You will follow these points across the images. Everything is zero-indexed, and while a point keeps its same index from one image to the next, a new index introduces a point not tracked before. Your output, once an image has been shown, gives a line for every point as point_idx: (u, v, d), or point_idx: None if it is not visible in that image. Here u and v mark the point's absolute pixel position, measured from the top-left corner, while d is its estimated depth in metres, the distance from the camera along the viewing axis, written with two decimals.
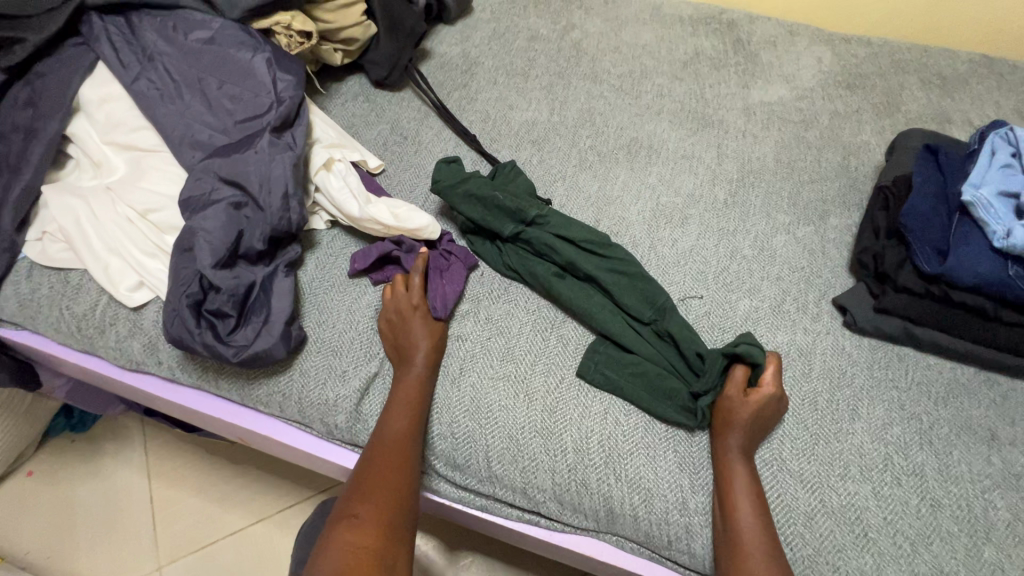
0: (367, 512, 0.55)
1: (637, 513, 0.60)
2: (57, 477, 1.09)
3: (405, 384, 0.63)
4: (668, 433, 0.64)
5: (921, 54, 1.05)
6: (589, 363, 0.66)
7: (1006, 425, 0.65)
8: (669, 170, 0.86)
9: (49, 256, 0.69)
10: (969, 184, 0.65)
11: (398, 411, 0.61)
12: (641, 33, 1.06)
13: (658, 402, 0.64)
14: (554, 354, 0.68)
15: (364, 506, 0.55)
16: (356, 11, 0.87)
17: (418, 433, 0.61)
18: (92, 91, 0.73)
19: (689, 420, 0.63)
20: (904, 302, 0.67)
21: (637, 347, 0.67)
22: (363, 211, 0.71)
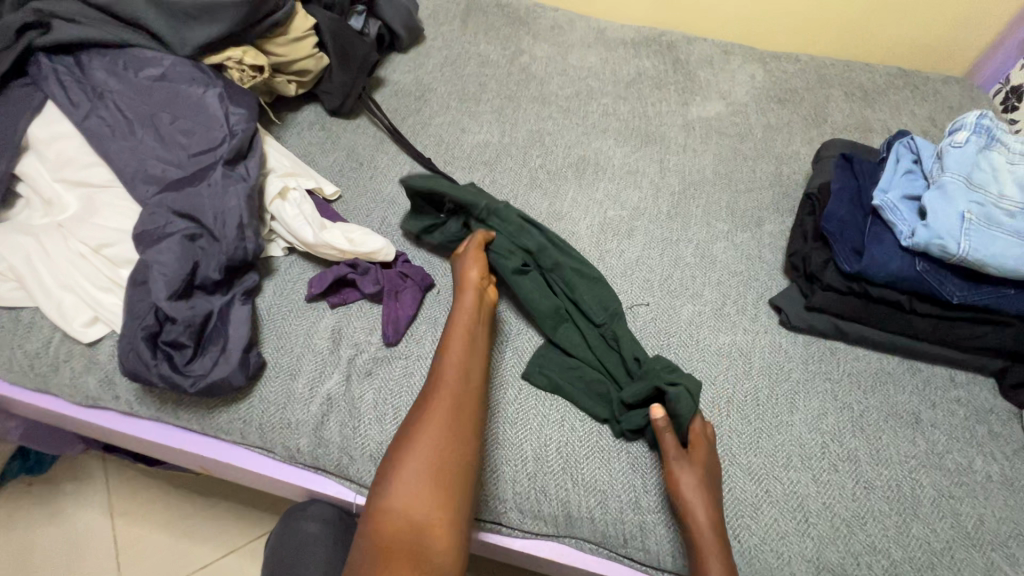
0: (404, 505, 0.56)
1: (594, 516, 0.63)
2: (13, 523, 1.06)
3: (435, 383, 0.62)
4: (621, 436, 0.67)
5: (844, 69, 1.14)
6: (534, 364, 0.70)
7: (927, 408, 0.71)
8: (616, 185, 0.91)
9: (0, 296, 0.69)
10: (879, 190, 0.72)
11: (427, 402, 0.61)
12: (587, 56, 1.12)
13: (586, 398, 0.68)
14: (513, 367, 0.71)
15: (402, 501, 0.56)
16: (308, 44, 0.90)
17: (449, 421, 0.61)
18: (42, 130, 0.74)
19: (604, 412, 0.67)
20: (831, 299, 0.72)
21: (579, 348, 0.71)
22: (317, 236, 0.73)
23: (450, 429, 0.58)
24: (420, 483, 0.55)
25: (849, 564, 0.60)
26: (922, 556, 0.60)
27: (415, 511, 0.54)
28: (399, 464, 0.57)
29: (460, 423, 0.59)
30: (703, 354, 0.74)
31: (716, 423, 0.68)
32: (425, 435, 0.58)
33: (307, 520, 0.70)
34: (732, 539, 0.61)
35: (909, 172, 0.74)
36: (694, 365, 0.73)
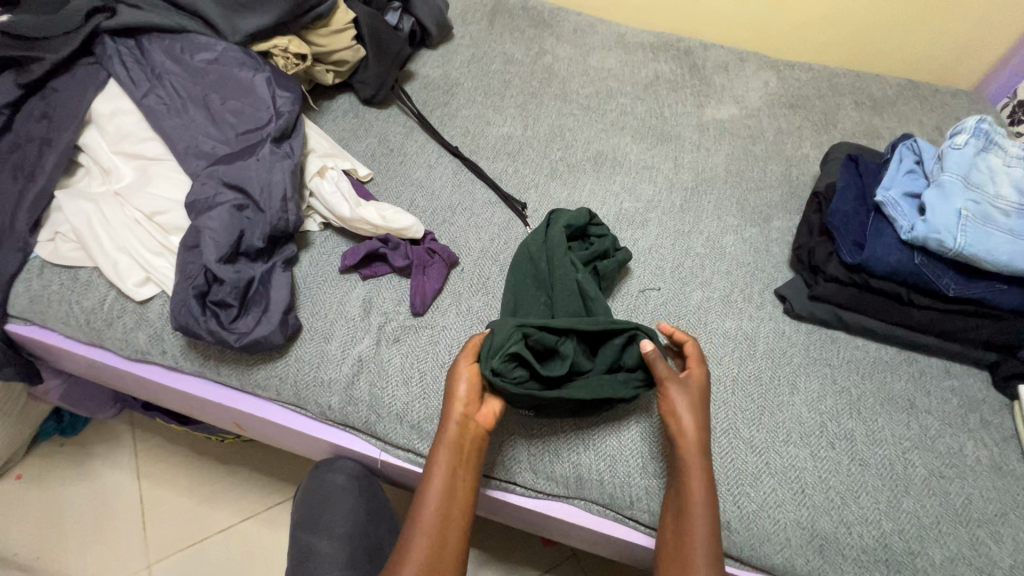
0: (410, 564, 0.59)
1: (614, 480, 0.67)
2: (45, 480, 1.11)
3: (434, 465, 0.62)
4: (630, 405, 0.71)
5: (855, 79, 1.18)
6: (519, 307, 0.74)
7: (923, 395, 0.75)
8: (632, 178, 0.96)
9: (61, 255, 0.75)
10: (881, 187, 0.76)
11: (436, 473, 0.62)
12: (607, 58, 1.17)
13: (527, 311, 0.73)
14: None
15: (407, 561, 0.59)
16: (347, 36, 0.96)
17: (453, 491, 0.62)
18: (103, 105, 0.80)
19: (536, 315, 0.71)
20: (833, 290, 0.77)
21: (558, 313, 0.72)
22: (353, 212, 0.78)
23: (452, 474, 0.62)
24: (438, 523, 0.61)
25: (841, 532, 0.64)
26: (911, 529, 0.64)
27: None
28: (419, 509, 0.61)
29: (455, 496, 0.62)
30: (710, 336, 0.79)
31: (719, 399, 0.73)
32: (435, 480, 0.62)
33: (333, 474, 0.76)
34: (733, 505, 0.65)
35: (911, 172, 0.78)
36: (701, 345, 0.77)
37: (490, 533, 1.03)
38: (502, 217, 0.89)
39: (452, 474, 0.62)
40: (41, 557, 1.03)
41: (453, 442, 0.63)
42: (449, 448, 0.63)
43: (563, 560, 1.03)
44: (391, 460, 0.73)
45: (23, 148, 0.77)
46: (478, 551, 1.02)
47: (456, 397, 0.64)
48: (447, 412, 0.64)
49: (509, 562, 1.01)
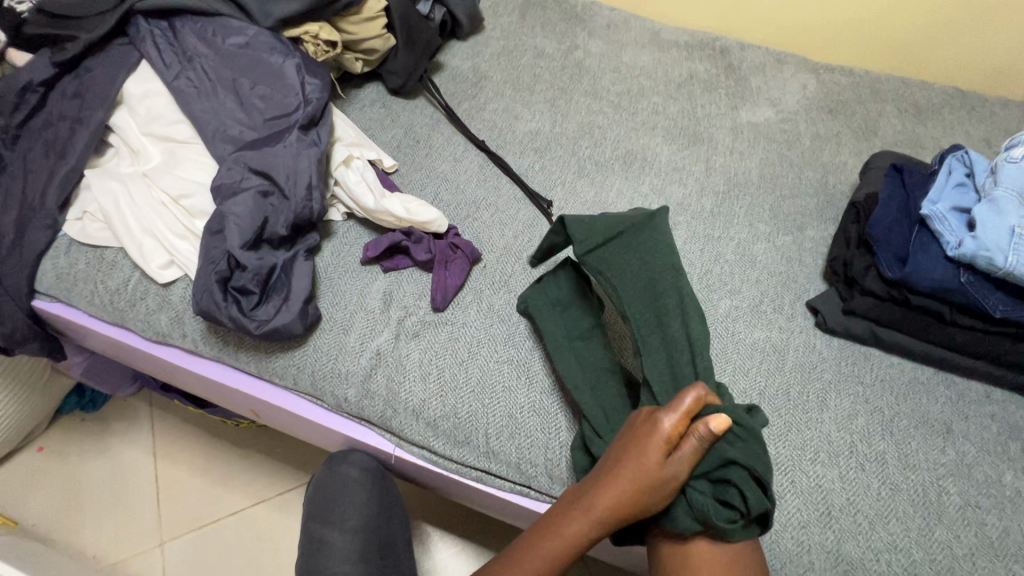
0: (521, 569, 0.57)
1: None
2: (66, 453, 1.13)
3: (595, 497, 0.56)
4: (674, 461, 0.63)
5: (900, 85, 1.13)
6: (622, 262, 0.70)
7: (960, 420, 0.71)
8: (661, 180, 0.94)
9: (89, 234, 0.76)
10: (929, 200, 0.73)
11: (586, 507, 0.57)
12: (640, 55, 1.14)
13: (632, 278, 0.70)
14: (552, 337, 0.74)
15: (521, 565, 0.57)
16: (378, 25, 0.95)
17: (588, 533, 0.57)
18: (135, 86, 0.80)
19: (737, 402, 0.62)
20: (870, 305, 0.74)
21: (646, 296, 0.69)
22: (378, 203, 0.77)
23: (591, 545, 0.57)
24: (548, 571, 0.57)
25: (868, 559, 0.61)
26: (942, 560, 0.61)
27: None
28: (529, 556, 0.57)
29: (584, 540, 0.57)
30: (738, 347, 0.76)
31: None
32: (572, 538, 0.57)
33: (346, 466, 0.76)
34: None
35: (960, 185, 0.75)
36: (727, 356, 0.75)
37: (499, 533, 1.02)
38: (526, 215, 0.87)
39: (600, 524, 0.56)
40: (60, 530, 1.05)
41: (618, 520, 0.56)
42: (603, 514, 0.56)
43: (571, 565, 1.01)
44: (405, 456, 0.72)
45: (56, 126, 0.78)
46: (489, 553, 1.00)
47: (660, 482, 0.55)
48: (640, 481, 0.55)
49: None
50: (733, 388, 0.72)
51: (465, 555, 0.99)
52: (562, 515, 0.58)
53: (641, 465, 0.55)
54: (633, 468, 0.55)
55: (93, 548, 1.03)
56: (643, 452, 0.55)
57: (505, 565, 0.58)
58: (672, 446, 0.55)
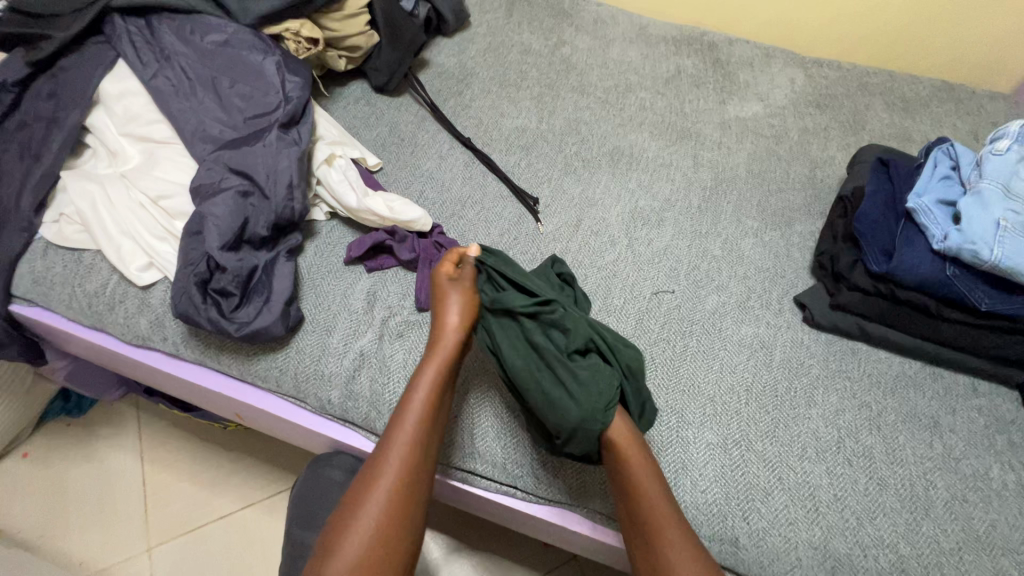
0: (383, 471, 0.57)
1: None
2: (52, 459, 1.11)
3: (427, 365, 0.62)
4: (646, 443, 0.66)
5: (888, 78, 1.13)
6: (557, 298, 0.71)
7: (948, 414, 0.71)
8: (648, 176, 0.93)
9: (66, 237, 0.74)
10: (914, 193, 0.73)
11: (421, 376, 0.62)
12: (627, 50, 1.14)
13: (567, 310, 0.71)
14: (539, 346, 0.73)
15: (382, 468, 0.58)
16: (361, 21, 0.94)
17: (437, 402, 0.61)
18: (111, 85, 0.79)
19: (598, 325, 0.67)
20: (857, 299, 0.73)
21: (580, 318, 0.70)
22: (360, 202, 0.76)
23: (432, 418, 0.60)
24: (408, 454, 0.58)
25: (856, 555, 0.61)
26: (930, 554, 0.61)
27: (395, 493, 0.57)
28: (386, 447, 0.58)
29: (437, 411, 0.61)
30: (725, 344, 0.76)
31: (732, 408, 0.70)
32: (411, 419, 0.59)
33: (331, 469, 0.76)
34: (743, 521, 0.62)
35: (946, 178, 0.74)
36: (715, 352, 0.75)
37: (491, 533, 1.02)
38: (513, 212, 0.86)
39: (437, 386, 0.61)
40: (45, 537, 1.03)
41: (438, 370, 0.62)
42: (434, 368, 0.62)
43: (562, 563, 1.01)
44: None
45: (30, 127, 0.76)
46: (480, 553, 1.00)
47: (451, 337, 0.63)
48: (439, 341, 0.63)
49: (507, 562, 1.00)
50: (721, 385, 0.72)
51: (456, 556, 1.00)
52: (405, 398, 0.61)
53: (437, 330, 0.64)
54: (443, 318, 0.64)
55: (79, 555, 1.02)
56: (437, 314, 0.65)
57: (370, 475, 0.58)
58: (446, 301, 0.65)
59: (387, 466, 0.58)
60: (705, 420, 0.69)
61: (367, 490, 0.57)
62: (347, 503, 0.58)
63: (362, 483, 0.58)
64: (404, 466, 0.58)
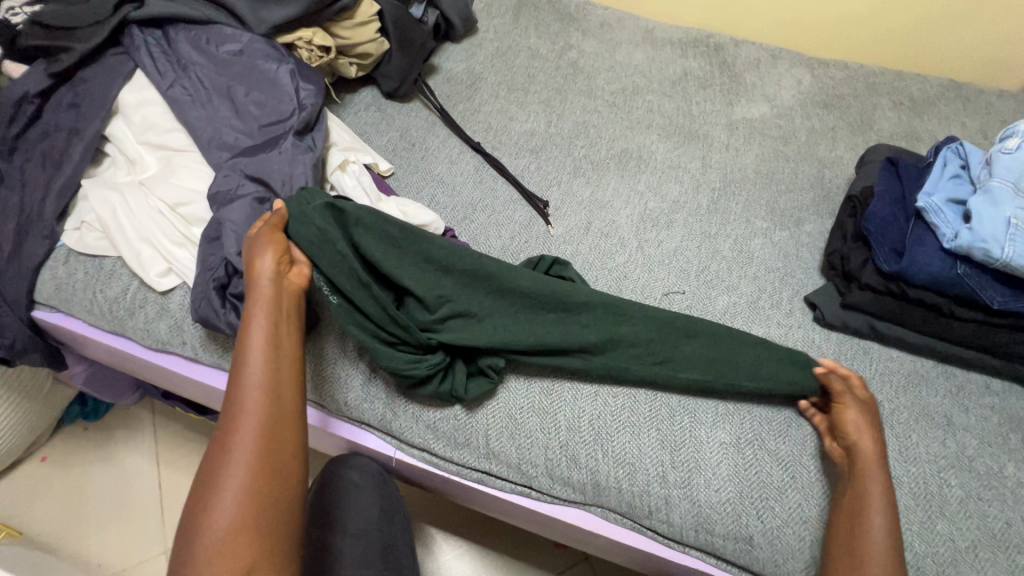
0: (234, 454, 0.54)
1: (634, 491, 0.65)
2: (70, 462, 1.13)
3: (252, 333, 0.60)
4: (660, 443, 0.67)
5: (895, 78, 1.13)
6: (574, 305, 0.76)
7: (961, 412, 0.71)
8: (657, 178, 0.94)
9: (87, 244, 0.76)
10: (924, 192, 0.73)
11: (252, 346, 0.59)
12: (634, 54, 1.14)
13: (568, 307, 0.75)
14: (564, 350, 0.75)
15: (233, 451, 0.54)
16: (371, 29, 0.95)
17: (275, 365, 0.59)
18: (130, 95, 0.81)
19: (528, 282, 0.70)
20: (868, 299, 0.74)
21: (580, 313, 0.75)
22: (374, 207, 0.77)
23: (272, 362, 0.59)
24: (256, 425, 0.56)
25: None
26: (945, 552, 0.61)
27: (254, 468, 0.54)
28: (232, 430, 0.55)
29: (276, 374, 0.59)
30: None
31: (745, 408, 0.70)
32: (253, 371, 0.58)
33: (347, 469, 0.78)
34: (757, 519, 0.63)
35: (956, 177, 0.75)
36: None
37: (503, 534, 1.03)
38: (523, 215, 0.87)
39: (270, 348, 0.60)
40: (65, 539, 1.05)
41: (269, 331, 0.60)
42: (264, 330, 0.60)
43: (575, 564, 1.01)
44: (405, 458, 0.73)
45: (52, 137, 0.78)
46: (492, 553, 1.01)
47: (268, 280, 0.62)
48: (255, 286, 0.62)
49: (520, 563, 1.01)
50: None
51: (469, 556, 1.00)
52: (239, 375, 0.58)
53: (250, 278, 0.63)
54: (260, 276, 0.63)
55: (98, 556, 1.04)
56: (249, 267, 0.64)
57: (219, 460, 0.54)
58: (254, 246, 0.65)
59: (237, 446, 0.54)
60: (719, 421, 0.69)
61: (222, 479, 0.53)
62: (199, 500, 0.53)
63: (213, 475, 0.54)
64: (254, 419, 0.56)
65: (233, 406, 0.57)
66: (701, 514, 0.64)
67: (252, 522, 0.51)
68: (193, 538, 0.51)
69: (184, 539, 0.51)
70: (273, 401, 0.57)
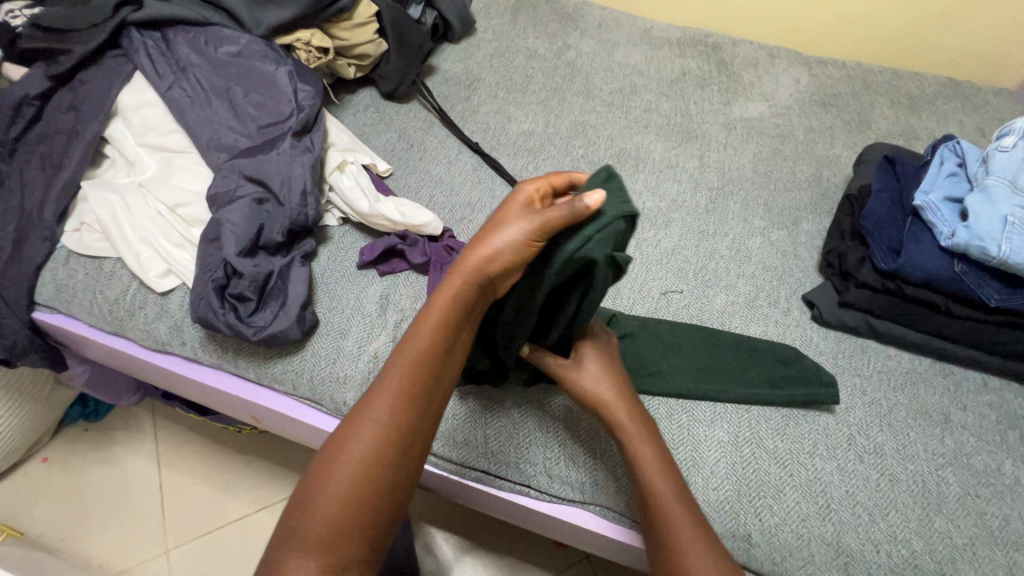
0: (361, 438, 0.52)
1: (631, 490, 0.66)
2: (71, 463, 1.13)
3: (432, 313, 0.55)
4: None
5: (892, 76, 1.13)
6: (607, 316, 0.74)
7: (958, 410, 0.71)
8: (655, 177, 0.94)
9: (87, 245, 0.76)
10: (921, 191, 0.73)
11: (420, 332, 0.55)
12: (632, 53, 1.15)
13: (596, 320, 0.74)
14: None
15: (362, 433, 0.52)
16: (369, 30, 0.95)
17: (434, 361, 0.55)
18: (129, 97, 0.81)
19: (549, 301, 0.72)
20: (866, 297, 0.74)
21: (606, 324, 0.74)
22: (372, 208, 0.78)
23: (433, 371, 0.55)
24: (394, 417, 0.53)
25: (868, 550, 0.61)
26: (943, 550, 0.61)
27: (371, 463, 0.51)
28: (363, 410, 0.53)
29: (436, 372, 0.55)
30: None
31: (743, 406, 0.70)
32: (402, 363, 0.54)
33: None
34: (755, 517, 0.63)
35: (953, 175, 0.75)
36: None
37: (503, 534, 1.03)
38: None
39: (439, 343, 0.55)
40: (66, 539, 1.05)
41: (436, 328, 0.55)
42: (439, 322, 0.55)
43: (574, 564, 1.01)
44: None
45: (51, 139, 0.78)
46: (492, 554, 1.01)
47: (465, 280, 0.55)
48: (452, 279, 0.56)
49: (519, 563, 1.01)
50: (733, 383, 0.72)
51: None
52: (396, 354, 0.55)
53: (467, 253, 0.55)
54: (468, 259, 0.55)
55: (98, 557, 1.04)
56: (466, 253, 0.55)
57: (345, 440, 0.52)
58: (485, 229, 0.56)
59: (365, 428, 0.52)
60: (717, 420, 0.69)
61: (350, 458, 0.51)
62: (318, 463, 0.53)
63: (333, 452, 0.52)
64: (391, 408, 0.53)
65: (376, 388, 0.54)
66: (701, 513, 0.64)
67: (355, 525, 0.50)
68: (309, 503, 0.51)
69: (301, 505, 0.51)
70: (413, 398, 0.54)
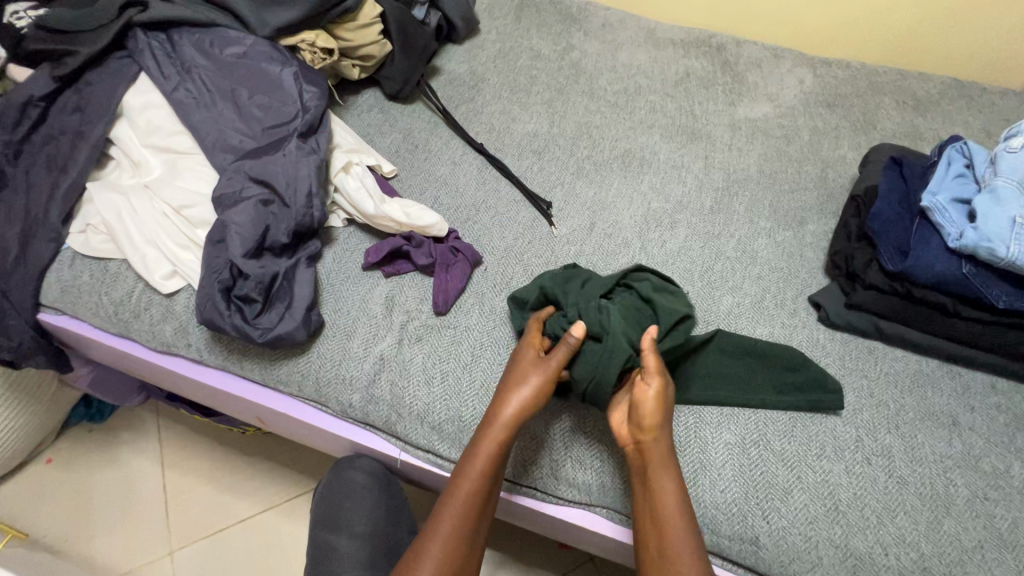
0: (448, 532, 0.59)
1: None
2: (75, 464, 1.13)
3: (502, 419, 0.61)
4: None
5: (897, 77, 1.13)
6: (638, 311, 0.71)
7: (966, 411, 0.71)
8: (660, 178, 0.94)
9: (93, 247, 0.76)
10: (929, 192, 0.73)
11: (494, 437, 0.61)
12: (636, 54, 1.14)
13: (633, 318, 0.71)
14: None
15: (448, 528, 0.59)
16: (374, 31, 0.95)
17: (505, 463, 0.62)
18: (135, 98, 0.81)
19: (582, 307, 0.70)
20: (872, 298, 0.73)
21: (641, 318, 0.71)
22: (377, 208, 0.77)
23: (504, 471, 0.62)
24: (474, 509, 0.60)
25: (877, 553, 0.61)
26: (952, 552, 0.61)
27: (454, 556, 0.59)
28: (448, 503, 0.60)
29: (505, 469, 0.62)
30: None
31: (750, 408, 0.70)
32: (465, 485, 0.60)
33: (353, 471, 0.79)
34: (762, 519, 0.63)
35: (960, 176, 0.75)
36: None
37: (508, 536, 1.03)
38: (526, 216, 0.88)
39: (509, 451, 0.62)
40: (70, 541, 1.05)
41: (507, 432, 0.61)
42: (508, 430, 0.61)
43: (579, 565, 1.01)
44: (411, 460, 0.73)
45: (57, 141, 0.78)
46: (497, 555, 1.01)
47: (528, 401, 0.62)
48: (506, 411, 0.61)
49: (524, 564, 1.00)
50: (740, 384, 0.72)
51: None
52: (471, 453, 0.61)
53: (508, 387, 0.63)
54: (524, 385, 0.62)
55: (103, 558, 1.04)
56: (506, 391, 0.63)
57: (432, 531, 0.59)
58: (523, 367, 0.64)
59: (449, 523, 0.60)
60: (724, 422, 0.69)
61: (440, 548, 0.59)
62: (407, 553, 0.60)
63: (421, 541, 0.60)
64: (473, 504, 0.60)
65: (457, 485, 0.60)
66: (707, 515, 0.64)
67: None
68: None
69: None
70: (489, 496, 0.61)
